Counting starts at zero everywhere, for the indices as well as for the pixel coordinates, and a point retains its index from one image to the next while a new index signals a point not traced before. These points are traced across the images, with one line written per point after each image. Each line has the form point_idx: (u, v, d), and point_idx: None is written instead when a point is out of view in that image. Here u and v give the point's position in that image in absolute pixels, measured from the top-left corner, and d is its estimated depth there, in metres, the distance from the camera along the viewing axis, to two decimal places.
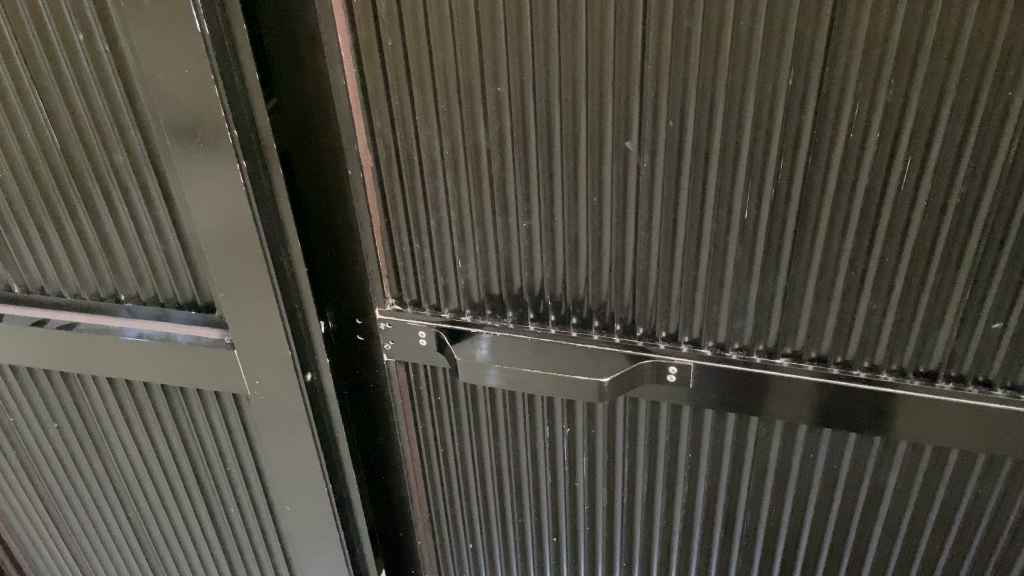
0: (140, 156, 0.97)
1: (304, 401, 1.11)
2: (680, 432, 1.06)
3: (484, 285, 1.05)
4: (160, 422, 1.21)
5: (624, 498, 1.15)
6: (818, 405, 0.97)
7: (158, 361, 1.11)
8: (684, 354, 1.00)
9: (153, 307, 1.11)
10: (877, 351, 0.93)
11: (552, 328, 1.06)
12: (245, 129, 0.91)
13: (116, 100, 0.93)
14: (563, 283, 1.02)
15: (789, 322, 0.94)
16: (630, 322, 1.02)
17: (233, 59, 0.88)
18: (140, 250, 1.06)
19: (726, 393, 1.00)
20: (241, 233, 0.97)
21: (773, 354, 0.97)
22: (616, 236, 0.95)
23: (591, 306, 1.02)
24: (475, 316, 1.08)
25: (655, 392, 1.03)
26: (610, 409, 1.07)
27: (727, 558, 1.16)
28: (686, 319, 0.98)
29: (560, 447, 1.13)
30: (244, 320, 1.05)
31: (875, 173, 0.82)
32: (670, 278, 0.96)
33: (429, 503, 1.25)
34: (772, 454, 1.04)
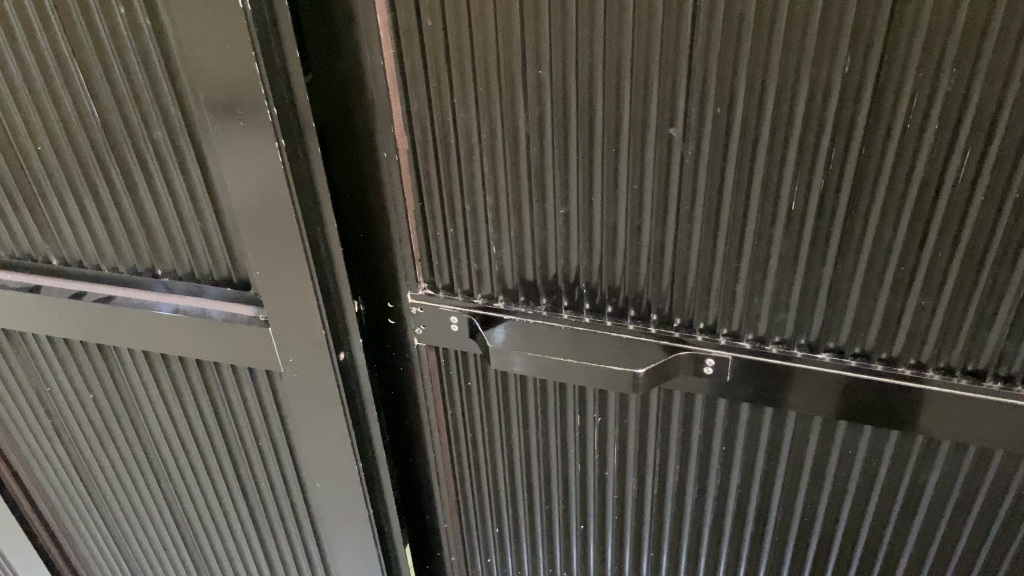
0: (179, 132, 0.96)
1: (337, 381, 1.10)
2: (714, 426, 1.05)
3: (518, 271, 1.03)
4: (195, 396, 1.21)
5: (655, 491, 1.14)
6: (860, 402, 0.94)
7: (194, 336, 1.10)
8: (723, 347, 0.98)
9: (189, 282, 1.11)
10: (924, 348, 0.90)
11: (586, 317, 1.04)
12: (284, 107, 0.90)
13: (156, 74, 0.92)
14: (599, 271, 1.00)
15: (833, 316, 0.92)
16: (667, 312, 1.00)
17: (274, 36, 0.87)
18: (177, 226, 1.05)
19: (764, 386, 0.98)
20: (278, 211, 0.96)
21: (814, 348, 0.95)
22: (657, 225, 0.93)
23: (628, 295, 1.00)
24: (508, 303, 1.06)
25: (689, 383, 1.01)
26: (643, 400, 1.05)
27: (758, 552, 1.15)
28: (726, 310, 0.96)
29: (591, 437, 1.12)
30: (280, 297, 1.04)
31: (931, 164, 0.79)
32: (710, 269, 0.94)
33: (456, 486, 1.25)
34: (809, 449, 1.02)
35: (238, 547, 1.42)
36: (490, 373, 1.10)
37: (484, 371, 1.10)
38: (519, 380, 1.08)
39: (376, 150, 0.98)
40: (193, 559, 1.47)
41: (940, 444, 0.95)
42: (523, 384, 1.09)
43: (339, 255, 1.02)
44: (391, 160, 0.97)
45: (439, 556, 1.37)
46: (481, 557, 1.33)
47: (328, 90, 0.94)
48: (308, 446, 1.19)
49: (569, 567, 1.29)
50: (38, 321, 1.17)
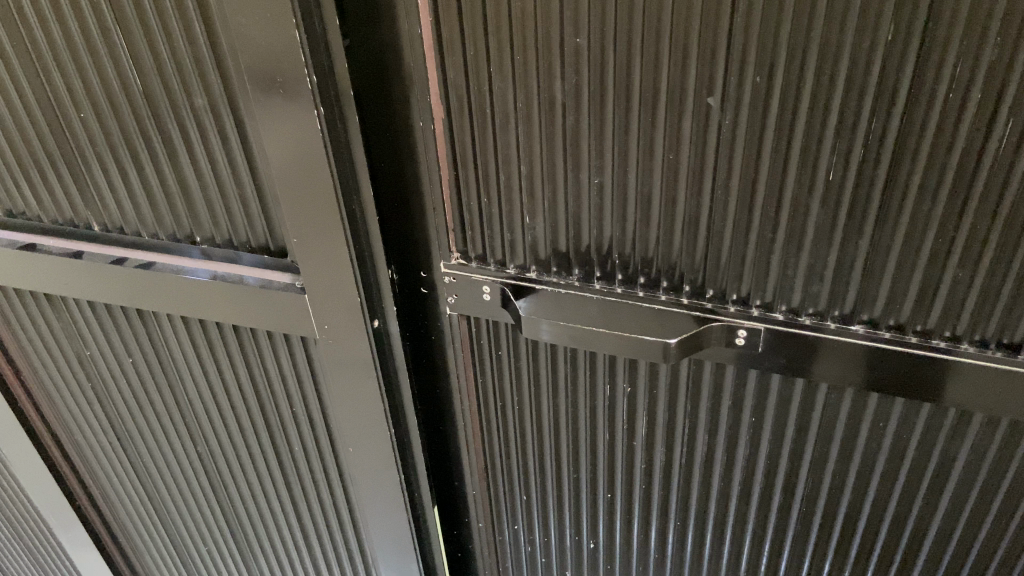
0: (219, 100, 0.97)
1: (371, 348, 1.12)
2: (743, 397, 1.05)
3: (551, 242, 1.04)
4: (232, 361, 1.23)
5: (683, 461, 1.15)
6: (892, 374, 0.94)
7: (231, 302, 1.12)
8: (755, 318, 0.98)
9: (226, 250, 1.13)
10: (959, 321, 0.90)
11: (618, 288, 1.04)
12: (323, 75, 0.91)
13: (197, 41, 0.93)
14: (632, 242, 1.00)
15: (867, 288, 0.92)
16: (699, 284, 1.00)
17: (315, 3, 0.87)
18: (215, 193, 1.07)
19: (795, 358, 0.98)
20: (316, 179, 0.97)
21: (847, 322, 0.95)
22: (691, 196, 0.94)
23: (661, 266, 1.01)
24: (541, 273, 1.07)
25: (721, 354, 1.02)
26: (673, 371, 1.06)
27: (784, 522, 1.16)
28: (759, 282, 0.97)
29: (621, 407, 1.13)
30: (316, 265, 1.06)
31: (972, 135, 0.79)
32: (744, 241, 0.94)
33: (485, 454, 1.27)
34: (839, 421, 1.02)
35: (271, 509, 1.45)
36: (521, 342, 1.11)
37: (515, 341, 1.11)
38: (551, 349, 1.10)
39: (411, 120, 0.98)
40: (227, 520, 1.50)
41: (972, 417, 0.95)
42: (553, 354, 1.10)
43: (374, 224, 1.03)
44: (427, 129, 0.98)
45: (466, 522, 1.39)
46: (508, 523, 1.35)
47: (365, 59, 0.95)
48: (341, 413, 1.22)
49: (594, 536, 1.31)
50: (79, 285, 1.19)
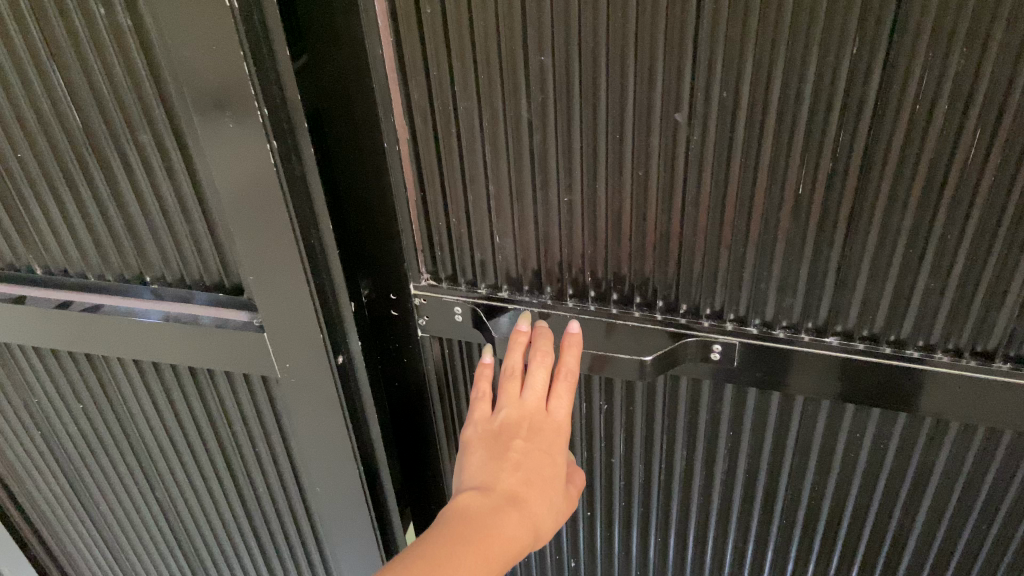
0: (165, 135, 0.93)
1: (337, 385, 1.08)
2: (721, 411, 1.05)
3: (522, 260, 1.02)
4: (187, 401, 1.19)
5: (665, 476, 1.14)
6: (871, 385, 0.94)
7: (182, 343, 1.09)
8: (730, 332, 0.97)
9: (178, 288, 1.10)
10: (933, 330, 0.90)
11: (592, 305, 1.03)
12: (274, 111, 0.87)
13: (139, 77, 0.89)
14: (604, 258, 0.99)
15: (841, 298, 0.91)
16: (673, 299, 0.99)
17: (263, 38, 0.83)
18: (165, 228, 1.03)
19: (773, 370, 0.97)
20: (269, 216, 0.93)
21: (825, 333, 0.95)
22: (664, 209, 0.92)
23: (634, 283, 0.99)
24: (512, 293, 1.05)
25: (697, 369, 1.01)
26: (650, 385, 1.05)
27: (765, 534, 1.15)
28: (734, 296, 0.96)
29: (601, 425, 1.11)
30: (274, 300, 1.01)
31: (939, 146, 0.79)
32: (718, 256, 0.93)
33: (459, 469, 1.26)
34: (817, 432, 1.02)
35: (235, 549, 1.41)
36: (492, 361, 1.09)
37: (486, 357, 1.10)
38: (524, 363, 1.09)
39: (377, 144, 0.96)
40: (191, 562, 1.45)
41: (949, 424, 0.95)
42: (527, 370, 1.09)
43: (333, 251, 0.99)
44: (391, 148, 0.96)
45: None
46: None
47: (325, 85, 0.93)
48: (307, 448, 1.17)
49: (578, 555, 1.29)
50: (24, 330, 1.15)
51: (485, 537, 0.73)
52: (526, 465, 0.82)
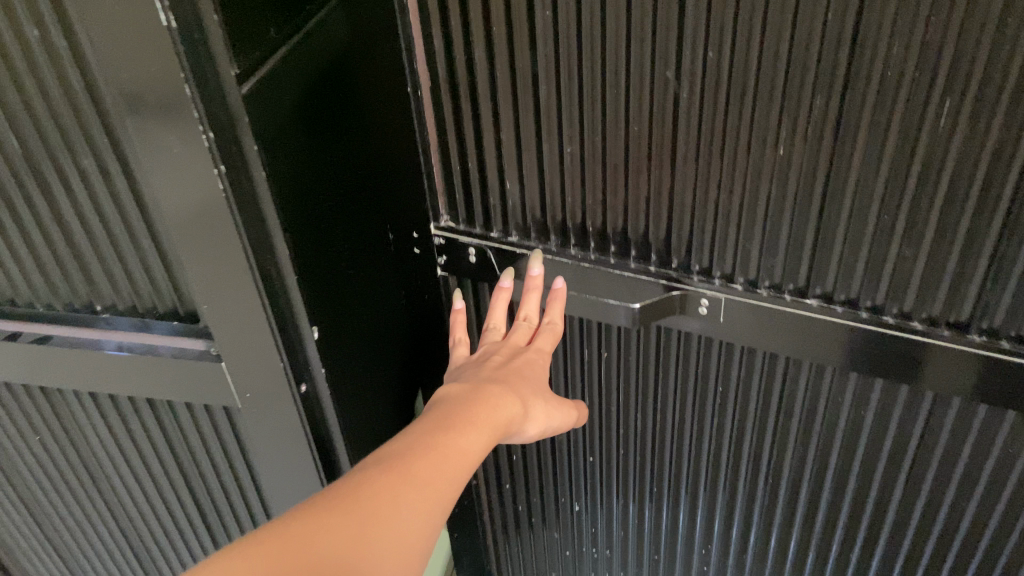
0: (86, 111, 0.55)
1: (313, 458, 0.69)
2: (765, 409, 0.78)
3: (486, 188, 0.77)
4: (74, 461, 0.79)
5: (673, 485, 0.90)
6: (846, 350, 0.69)
7: (143, 384, 0.68)
8: (694, 282, 0.73)
9: (127, 314, 0.66)
10: (906, 291, 0.65)
11: (552, 244, 0.77)
12: (219, 124, 0.54)
13: (47, 22, 0.52)
14: (541, 199, 0.75)
15: (823, 247, 0.66)
16: (655, 245, 0.73)
17: (256, 20, 0.56)
18: (42, 247, 0.63)
19: (806, 337, 0.70)
20: (243, 321, 0.61)
21: (857, 301, 0.67)
22: (669, 161, 0.67)
23: (607, 223, 0.74)
24: (455, 228, 0.82)
25: (694, 328, 0.75)
26: (657, 348, 0.79)
27: (745, 543, 0.91)
28: (742, 255, 0.70)
29: (603, 408, 0.87)
30: (251, 374, 0.65)
31: (920, 66, 0.55)
32: (719, 213, 0.68)
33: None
34: (831, 409, 0.74)
35: None
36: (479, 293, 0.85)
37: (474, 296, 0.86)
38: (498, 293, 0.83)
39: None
40: None
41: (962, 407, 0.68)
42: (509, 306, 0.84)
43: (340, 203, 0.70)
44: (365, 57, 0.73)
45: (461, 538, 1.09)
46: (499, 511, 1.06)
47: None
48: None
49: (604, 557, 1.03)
50: None
51: (477, 394, 0.57)
52: (515, 364, 0.65)
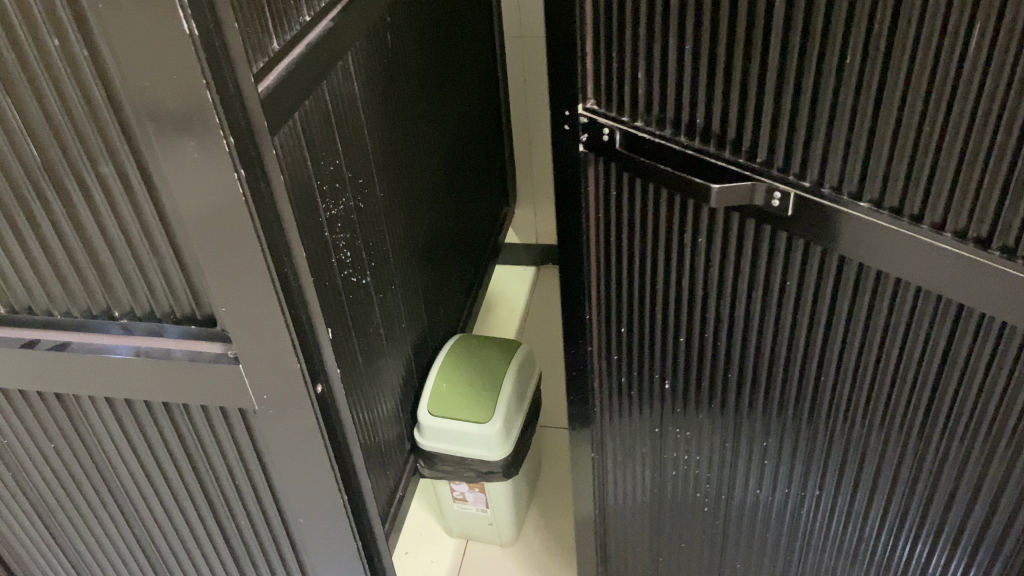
0: (104, 117, 0.55)
1: (321, 433, 0.72)
2: (883, 350, 0.61)
3: (609, 69, 0.65)
4: (98, 475, 0.80)
5: (795, 425, 0.72)
6: (917, 263, 0.55)
7: (160, 388, 0.69)
8: (761, 173, 0.60)
9: (143, 318, 0.67)
10: (963, 208, 0.52)
11: (647, 122, 0.65)
12: (238, 127, 0.56)
13: (65, 28, 0.51)
14: (634, 71, 0.63)
15: (873, 157, 0.54)
16: (756, 145, 0.60)
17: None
18: (63, 252, 0.64)
19: (892, 251, 0.56)
20: (264, 326, 0.63)
21: (944, 222, 0.53)
22: (743, 61, 0.56)
23: (716, 121, 0.60)
24: (597, 115, 0.68)
25: (795, 229, 0.61)
26: (761, 244, 0.64)
27: (833, 470, 0.72)
28: (836, 157, 0.56)
29: (718, 292, 0.69)
30: (253, 358, 0.66)
31: None
32: (826, 123, 0.55)
33: (602, 321, 0.81)
34: (913, 379, 0.61)
35: None
36: (618, 179, 0.70)
37: (611, 181, 0.71)
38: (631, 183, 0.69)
39: (318, 79, 0.77)
40: None
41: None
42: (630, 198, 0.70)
43: (384, 149, 0.97)
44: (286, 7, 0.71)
45: (466, 468, 1.17)
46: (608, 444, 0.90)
47: (317, 23, 0.78)
48: (325, 568, 0.85)
49: (708, 484, 0.85)
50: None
51: None
52: None
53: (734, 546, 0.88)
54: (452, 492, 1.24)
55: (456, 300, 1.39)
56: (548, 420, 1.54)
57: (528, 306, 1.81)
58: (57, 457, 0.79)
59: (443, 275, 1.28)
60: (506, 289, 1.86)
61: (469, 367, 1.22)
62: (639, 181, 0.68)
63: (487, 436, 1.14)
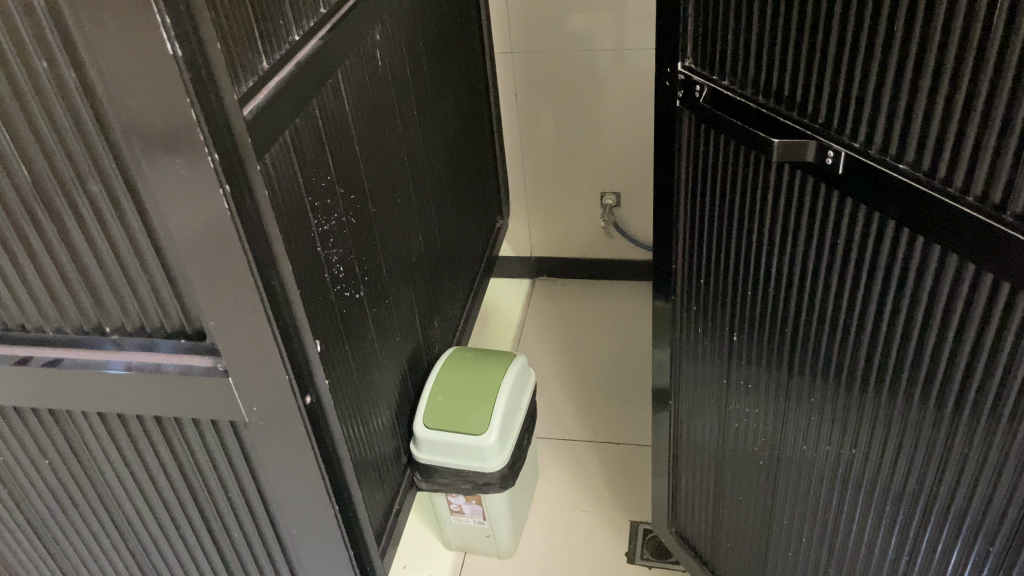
0: (93, 137, 0.56)
1: (311, 444, 0.73)
2: (897, 325, 0.62)
3: (706, 30, 0.71)
4: (96, 490, 0.81)
5: (831, 395, 0.73)
6: (940, 225, 0.54)
7: (152, 402, 0.70)
8: (822, 129, 0.62)
9: (135, 334, 0.68)
10: (980, 171, 0.51)
11: (734, 80, 0.69)
12: (223, 144, 0.57)
13: (54, 52, 0.53)
14: (725, 30, 0.68)
15: (908, 119, 0.54)
16: (817, 108, 0.62)
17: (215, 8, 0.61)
18: (55, 270, 0.65)
19: (924, 212, 0.55)
20: (253, 338, 0.64)
21: (970, 184, 0.52)
22: (810, 21, 0.59)
23: (787, 82, 0.63)
24: (693, 72, 0.74)
25: (842, 187, 0.62)
26: (808, 197, 0.66)
27: (863, 449, 0.72)
28: (879, 117, 0.57)
29: (775, 245, 0.72)
30: (241, 372, 0.67)
31: None
32: (875, 85, 0.56)
33: (691, 265, 0.87)
34: (921, 360, 0.61)
35: None
36: (705, 131, 0.75)
37: (700, 134, 0.76)
38: (714, 138, 0.74)
39: (309, 96, 0.78)
40: None
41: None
42: (714, 148, 0.75)
43: (376, 164, 0.98)
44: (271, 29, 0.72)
45: (466, 478, 1.18)
46: (693, 381, 0.95)
47: (307, 42, 0.80)
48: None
49: (764, 439, 0.86)
50: None
51: None
52: None
53: (782, 514, 0.89)
54: (448, 504, 1.25)
55: (451, 316, 1.40)
56: (544, 431, 1.55)
57: (523, 318, 1.82)
58: (52, 473, 0.80)
59: (436, 292, 1.29)
60: (500, 302, 1.88)
61: (465, 378, 1.23)
62: (719, 135, 0.73)
63: (482, 448, 1.15)
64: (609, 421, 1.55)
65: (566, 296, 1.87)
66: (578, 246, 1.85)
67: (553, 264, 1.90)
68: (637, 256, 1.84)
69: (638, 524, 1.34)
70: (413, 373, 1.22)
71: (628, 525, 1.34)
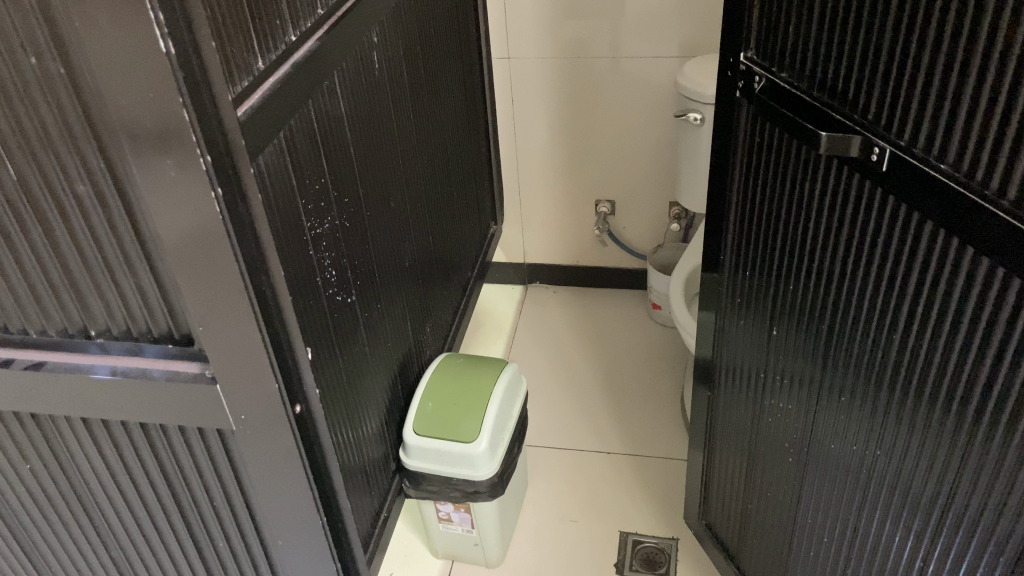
0: (81, 137, 0.55)
1: (299, 452, 0.72)
2: (929, 322, 0.62)
3: (767, 24, 0.73)
4: (78, 494, 0.79)
5: (861, 392, 0.73)
6: (977, 226, 0.55)
7: (137, 407, 0.68)
8: (870, 128, 0.63)
9: (120, 338, 0.66)
10: (1016, 176, 0.51)
11: (791, 74, 0.71)
12: (215, 145, 0.56)
13: (43, 48, 0.51)
14: (786, 25, 0.70)
15: (952, 120, 0.55)
16: (867, 104, 0.63)
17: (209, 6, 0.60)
18: (38, 271, 0.63)
19: (962, 211, 0.56)
20: (241, 344, 0.63)
21: (1005, 188, 0.52)
22: (863, 20, 0.60)
23: (840, 78, 0.65)
24: (754, 63, 0.76)
25: (885, 182, 0.62)
26: (852, 190, 0.67)
27: (889, 451, 0.72)
28: (923, 116, 0.57)
29: (818, 236, 0.73)
30: (229, 380, 0.65)
31: None
32: (924, 84, 0.56)
33: (737, 254, 0.88)
34: (949, 363, 0.61)
35: None
36: (760, 124, 0.77)
37: (755, 127, 0.78)
38: (768, 130, 0.76)
39: (304, 98, 0.77)
40: None
41: None
42: (768, 140, 0.77)
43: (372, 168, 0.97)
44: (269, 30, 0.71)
45: (459, 486, 1.17)
46: (732, 368, 0.97)
47: (305, 42, 0.79)
48: None
49: (796, 433, 0.86)
50: None
51: None
52: None
53: (805, 511, 0.89)
54: (437, 512, 1.23)
55: (443, 320, 1.38)
56: (534, 437, 1.53)
57: (514, 324, 1.81)
58: (33, 478, 0.78)
59: (428, 296, 1.27)
60: (491, 307, 1.86)
61: (462, 383, 1.22)
62: (774, 128, 0.75)
63: (472, 454, 1.14)
64: (603, 428, 1.54)
65: (559, 303, 1.86)
66: (571, 252, 1.84)
67: (546, 270, 1.89)
68: (631, 264, 1.83)
69: (627, 534, 1.33)
70: (405, 380, 1.21)
71: (617, 536, 1.33)
